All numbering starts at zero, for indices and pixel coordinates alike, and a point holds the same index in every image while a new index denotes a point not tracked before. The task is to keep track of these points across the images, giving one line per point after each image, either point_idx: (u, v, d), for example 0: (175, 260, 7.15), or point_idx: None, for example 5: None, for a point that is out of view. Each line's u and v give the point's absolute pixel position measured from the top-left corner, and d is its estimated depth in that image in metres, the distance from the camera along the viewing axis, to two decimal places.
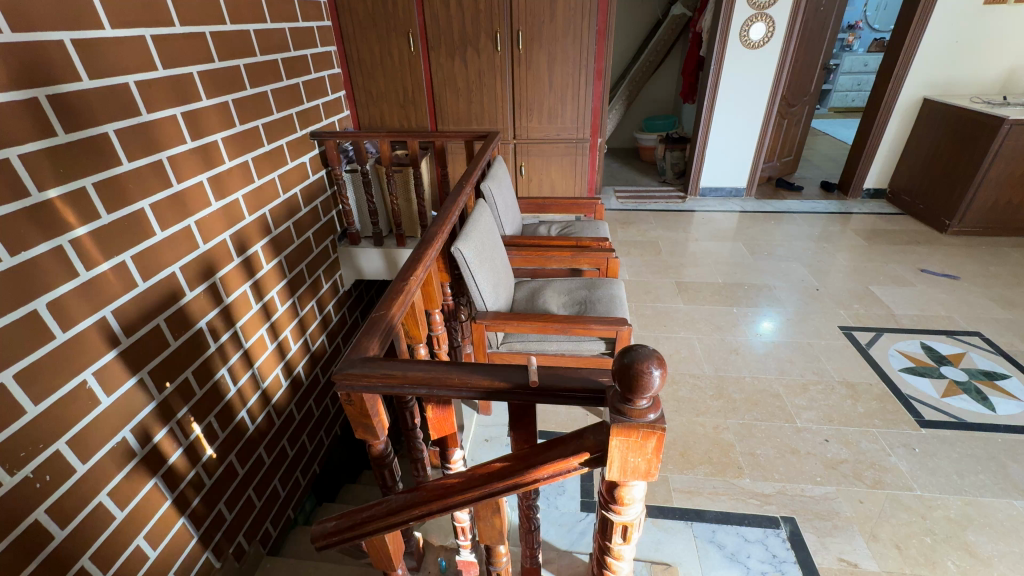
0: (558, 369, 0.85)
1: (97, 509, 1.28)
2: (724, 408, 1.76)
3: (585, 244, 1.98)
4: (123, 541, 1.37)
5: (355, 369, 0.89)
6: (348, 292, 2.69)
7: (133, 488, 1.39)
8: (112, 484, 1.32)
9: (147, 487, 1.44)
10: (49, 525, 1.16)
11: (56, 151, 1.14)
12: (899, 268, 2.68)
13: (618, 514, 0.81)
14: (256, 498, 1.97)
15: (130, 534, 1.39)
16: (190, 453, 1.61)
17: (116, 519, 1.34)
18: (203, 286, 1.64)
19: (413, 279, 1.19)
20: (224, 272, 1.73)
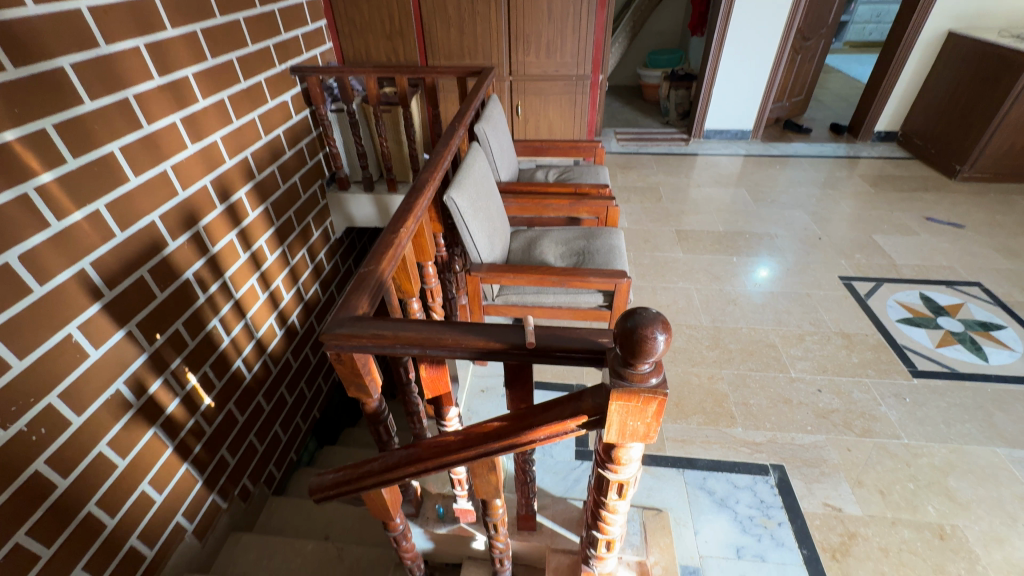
0: (557, 328, 0.82)
1: (98, 459, 1.29)
2: (720, 358, 1.77)
3: (584, 191, 1.89)
4: (128, 487, 1.39)
5: (344, 330, 0.85)
6: (340, 240, 2.61)
7: (132, 438, 1.39)
8: (111, 434, 1.32)
9: (147, 436, 1.45)
10: (50, 475, 1.17)
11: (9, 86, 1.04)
12: (904, 216, 2.62)
13: (615, 472, 0.81)
14: (258, 443, 2.01)
15: (134, 480, 1.42)
16: (187, 402, 1.60)
17: (119, 467, 1.36)
18: (186, 235, 1.56)
19: (403, 231, 1.12)
20: (207, 220, 1.64)
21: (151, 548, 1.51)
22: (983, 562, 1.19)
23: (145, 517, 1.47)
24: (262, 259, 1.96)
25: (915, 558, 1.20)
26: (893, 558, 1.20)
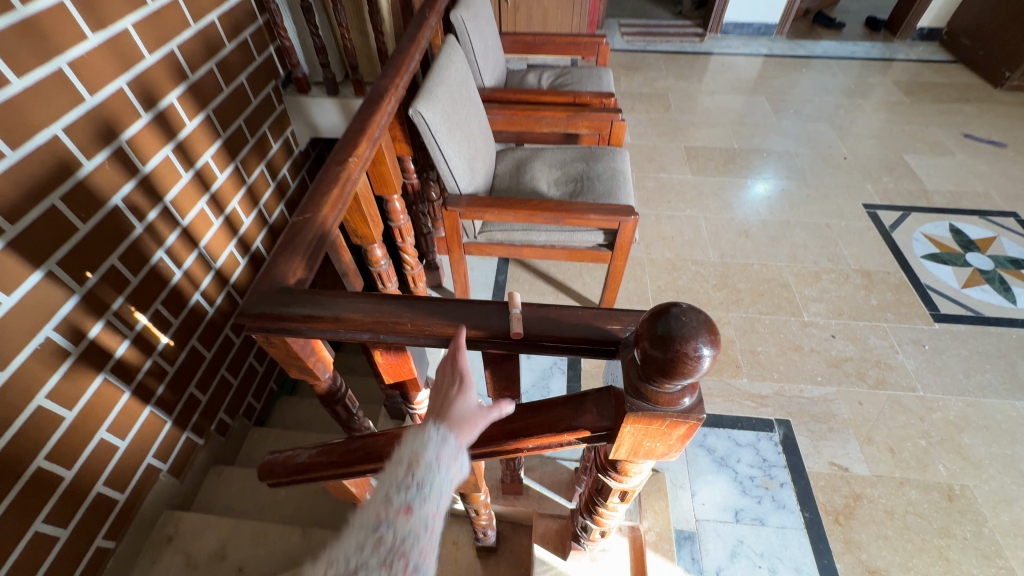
0: (556, 308, 0.61)
1: (39, 413, 1.12)
2: (728, 299, 1.60)
3: (585, 100, 1.57)
4: (84, 437, 1.25)
5: (268, 310, 0.63)
6: (304, 152, 2.23)
7: (78, 388, 1.21)
8: (49, 386, 1.14)
9: (96, 383, 1.26)
10: None
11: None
12: (940, 132, 2.33)
13: (619, 481, 0.66)
14: (232, 377, 1.84)
15: (90, 429, 1.27)
16: (141, 343, 1.39)
17: (67, 419, 1.20)
18: (104, 154, 1.22)
19: (354, 161, 0.86)
20: (131, 133, 1.29)
21: (123, 493, 1.40)
22: (989, 524, 1.13)
23: (110, 465, 1.34)
24: (211, 178, 1.61)
25: (921, 521, 1.14)
26: (898, 522, 1.14)
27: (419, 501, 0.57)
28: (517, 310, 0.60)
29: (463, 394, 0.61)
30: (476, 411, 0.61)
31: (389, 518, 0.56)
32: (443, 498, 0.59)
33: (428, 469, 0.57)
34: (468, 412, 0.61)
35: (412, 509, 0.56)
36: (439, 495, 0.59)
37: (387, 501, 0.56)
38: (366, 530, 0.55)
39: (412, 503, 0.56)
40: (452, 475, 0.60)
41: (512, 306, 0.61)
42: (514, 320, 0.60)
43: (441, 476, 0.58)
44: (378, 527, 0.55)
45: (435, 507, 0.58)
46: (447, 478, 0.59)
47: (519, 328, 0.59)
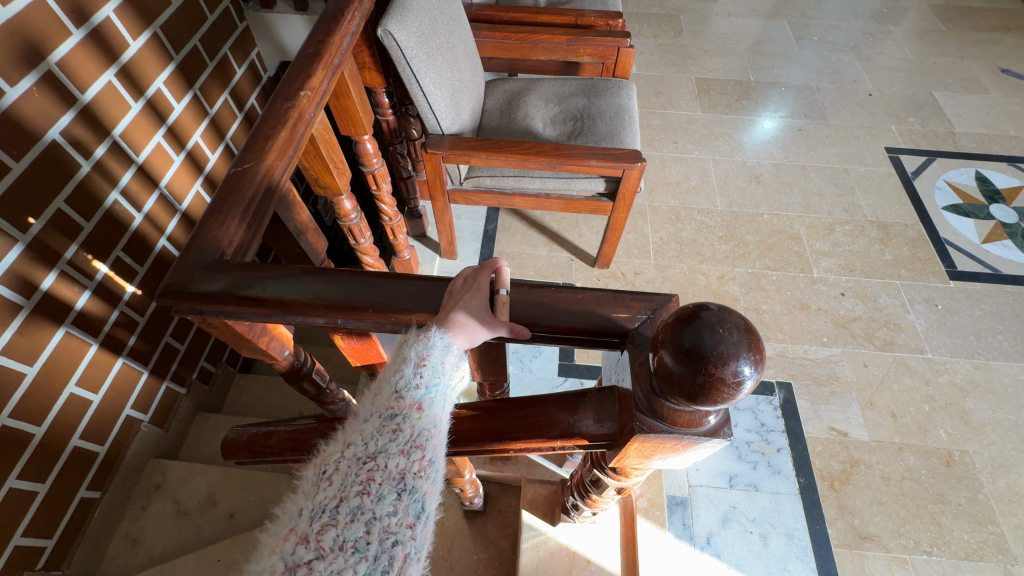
0: (560, 289, 0.51)
1: None
2: (734, 253, 1.49)
3: (588, 22, 1.36)
4: (48, 394, 1.16)
5: (202, 289, 0.51)
6: (273, 77, 1.98)
7: (34, 343, 1.11)
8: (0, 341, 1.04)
9: (57, 337, 1.16)
10: None
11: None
12: (975, 65, 2.13)
13: (618, 479, 0.59)
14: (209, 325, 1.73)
15: (56, 385, 1.18)
16: (104, 294, 1.27)
17: (27, 376, 1.10)
18: (30, 78, 1.03)
19: (308, 94, 0.70)
20: (61, 52, 1.09)
21: (103, 445, 1.34)
22: (985, 490, 1.11)
23: (84, 418, 1.27)
24: (166, 108, 1.41)
25: (916, 487, 1.11)
26: (894, 487, 1.11)
27: (433, 397, 0.54)
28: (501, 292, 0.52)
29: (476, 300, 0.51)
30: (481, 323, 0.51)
31: (403, 411, 0.52)
32: (452, 400, 0.56)
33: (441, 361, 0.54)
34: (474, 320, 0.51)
35: (426, 404, 0.53)
36: (451, 394, 0.56)
37: (398, 393, 0.53)
38: (381, 416, 0.52)
39: (426, 397, 0.53)
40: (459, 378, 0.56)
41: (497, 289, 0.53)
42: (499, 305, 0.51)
43: (451, 376, 0.54)
44: (394, 415, 0.52)
45: (448, 406, 0.56)
46: (458, 377, 0.56)
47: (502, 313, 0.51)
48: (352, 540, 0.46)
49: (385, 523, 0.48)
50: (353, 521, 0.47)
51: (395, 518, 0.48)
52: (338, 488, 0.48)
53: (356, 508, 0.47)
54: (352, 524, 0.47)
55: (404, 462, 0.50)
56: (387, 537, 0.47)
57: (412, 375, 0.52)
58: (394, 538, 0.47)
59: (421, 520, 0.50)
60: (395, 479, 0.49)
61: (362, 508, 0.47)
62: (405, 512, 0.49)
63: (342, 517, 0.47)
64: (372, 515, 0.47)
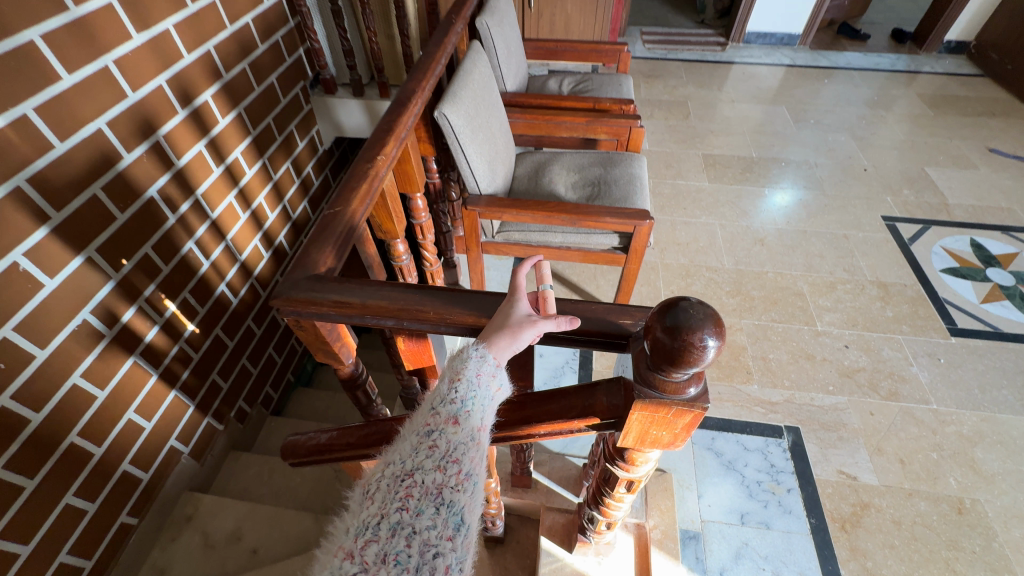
0: (567, 302, 0.65)
1: (73, 392, 1.18)
2: (741, 306, 1.61)
3: (604, 106, 1.61)
4: (112, 417, 1.31)
5: (300, 296, 0.67)
6: (328, 151, 2.29)
7: (109, 369, 1.28)
8: (84, 365, 1.20)
9: (126, 366, 1.33)
10: (19, 410, 1.07)
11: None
12: (964, 145, 2.32)
13: (626, 470, 0.69)
14: (251, 366, 1.89)
15: (118, 410, 1.32)
16: (169, 329, 1.45)
17: (98, 399, 1.26)
18: (143, 147, 1.29)
19: (382, 159, 0.90)
20: (168, 128, 1.36)
21: (147, 472, 1.45)
22: (999, 539, 1.13)
23: (136, 443, 1.40)
24: (240, 173, 1.68)
25: (928, 532, 1.14)
26: (905, 532, 1.14)
27: (465, 414, 0.62)
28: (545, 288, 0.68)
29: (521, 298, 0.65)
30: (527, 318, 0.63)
31: (439, 427, 0.61)
32: (487, 413, 0.65)
33: (472, 381, 0.63)
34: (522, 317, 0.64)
35: (460, 420, 0.62)
36: (483, 410, 0.64)
37: (435, 412, 0.62)
38: (418, 436, 0.60)
39: (459, 414, 0.62)
40: (495, 391, 0.64)
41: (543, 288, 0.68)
42: (545, 303, 0.66)
43: (484, 389, 0.64)
44: (431, 433, 0.60)
45: (481, 421, 0.64)
46: (489, 393, 0.64)
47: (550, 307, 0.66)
48: (394, 552, 0.54)
49: (425, 536, 0.56)
50: (394, 535, 0.55)
51: (435, 531, 0.56)
52: (380, 505, 0.57)
53: (397, 523, 0.56)
54: (393, 538, 0.55)
55: (441, 477, 0.58)
56: (427, 548, 0.55)
57: (450, 391, 0.62)
58: (434, 550, 0.56)
59: (459, 532, 0.58)
60: (432, 495, 0.57)
61: (403, 523, 0.56)
62: (443, 525, 0.57)
63: (384, 532, 0.55)
64: (412, 529, 0.56)
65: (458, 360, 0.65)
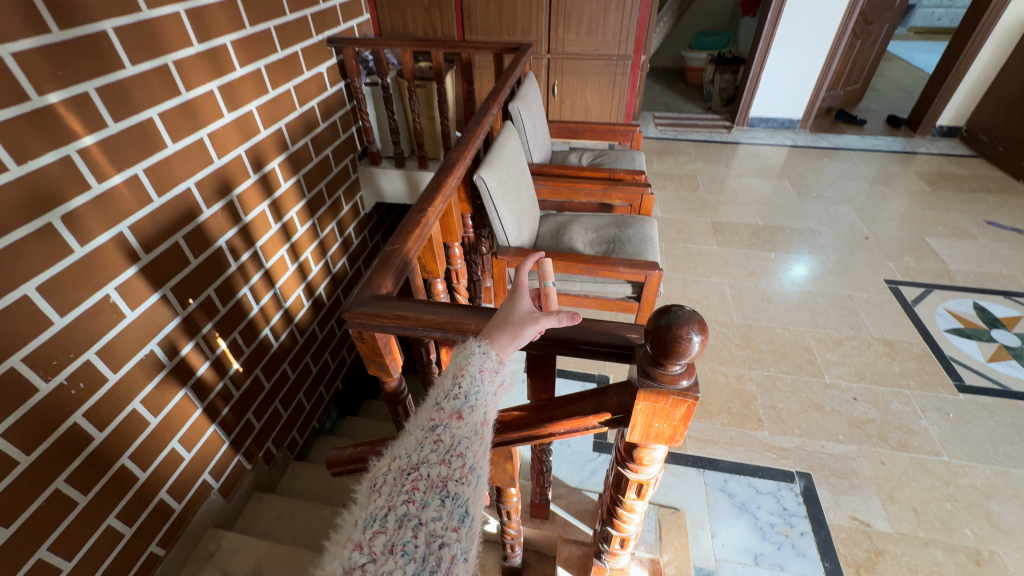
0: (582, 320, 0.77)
1: (131, 416, 1.30)
2: (750, 358, 1.71)
3: (619, 176, 1.83)
4: (158, 443, 1.40)
5: (366, 309, 0.82)
6: (369, 215, 2.55)
7: (164, 398, 1.40)
8: (144, 392, 1.33)
9: (178, 397, 1.45)
10: (87, 427, 1.19)
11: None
12: (962, 218, 2.46)
13: (635, 472, 0.78)
14: (282, 410, 2.00)
15: (165, 438, 1.43)
16: (217, 366, 1.59)
17: (150, 425, 1.37)
18: (220, 204, 1.53)
19: (431, 209, 1.09)
20: (241, 189, 1.61)
21: (180, 502, 1.52)
22: None
23: (175, 472, 1.48)
24: (293, 230, 1.91)
25: None
26: None
27: (469, 409, 0.62)
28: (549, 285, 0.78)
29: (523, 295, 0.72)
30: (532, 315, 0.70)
31: (444, 421, 0.61)
32: (489, 409, 0.65)
33: (475, 377, 0.64)
34: (526, 314, 0.71)
35: (463, 414, 0.62)
36: (485, 407, 0.65)
37: (439, 407, 0.62)
38: (423, 430, 0.60)
39: (463, 409, 0.62)
40: (497, 385, 0.66)
41: (545, 284, 0.77)
42: (546, 297, 0.76)
43: (487, 384, 0.65)
44: (435, 427, 0.60)
45: (484, 417, 0.64)
46: (492, 388, 0.65)
47: (552, 304, 0.76)
48: (401, 544, 0.52)
49: (431, 527, 0.54)
50: (401, 527, 0.53)
51: (440, 523, 0.54)
52: (386, 498, 0.55)
53: (403, 515, 0.53)
54: (400, 530, 0.53)
55: (446, 470, 0.57)
56: (433, 540, 0.53)
57: (452, 386, 0.63)
58: (440, 541, 0.53)
59: (465, 523, 0.56)
60: (437, 487, 0.56)
61: (409, 515, 0.54)
62: (449, 516, 0.55)
63: (391, 523, 0.53)
64: (418, 520, 0.53)
65: (462, 358, 0.67)
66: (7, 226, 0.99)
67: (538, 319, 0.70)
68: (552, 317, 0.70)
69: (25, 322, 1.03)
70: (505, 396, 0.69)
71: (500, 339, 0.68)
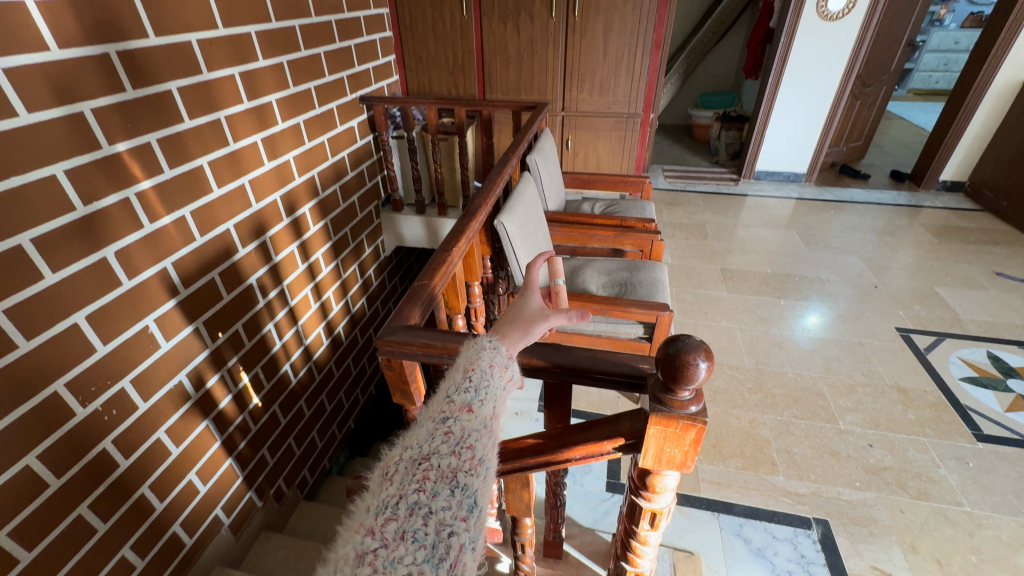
0: (597, 352, 0.81)
1: (155, 445, 1.32)
2: (763, 402, 1.72)
3: (630, 224, 1.93)
4: (177, 475, 1.41)
5: (396, 337, 0.87)
6: (389, 258, 2.67)
7: (187, 428, 1.42)
8: (169, 422, 1.36)
9: (199, 428, 1.47)
10: (114, 455, 1.20)
11: (60, 71, 1.01)
12: (971, 269, 2.50)
13: (648, 501, 0.80)
14: (295, 447, 2.00)
15: (184, 469, 1.43)
16: (238, 400, 1.63)
17: (171, 455, 1.38)
18: (254, 244, 1.63)
19: (456, 249, 1.17)
20: (274, 231, 1.72)
21: (191, 537, 1.49)
22: None
23: (189, 505, 1.47)
24: (318, 270, 2.01)
25: None
26: None
27: (478, 402, 0.63)
28: (558, 282, 0.98)
29: (535, 296, 0.83)
30: (543, 313, 0.80)
31: (454, 414, 0.60)
32: (497, 404, 0.65)
33: (485, 371, 0.66)
34: (537, 311, 0.81)
35: (473, 408, 0.62)
36: (494, 402, 0.65)
37: (449, 400, 0.62)
38: (434, 421, 0.59)
39: (473, 403, 0.62)
40: (507, 381, 0.68)
41: (556, 284, 0.96)
42: (557, 294, 0.94)
43: (497, 379, 0.66)
44: (446, 420, 0.59)
45: (493, 412, 0.64)
46: (502, 383, 0.66)
47: (563, 302, 0.94)
48: (412, 531, 0.50)
49: (441, 516, 0.51)
50: (412, 514, 0.51)
51: (450, 512, 0.52)
52: (397, 486, 0.53)
53: (414, 503, 0.51)
54: (411, 518, 0.50)
55: (456, 461, 0.56)
56: (443, 528, 0.51)
57: (463, 381, 0.64)
58: (450, 529, 0.51)
59: (474, 513, 0.54)
60: (447, 477, 0.54)
61: (420, 503, 0.51)
62: (459, 506, 0.53)
63: (402, 511, 0.51)
64: (429, 509, 0.51)
65: (473, 353, 0.69)
66: (68, 258, 1.06)
67: (548, 317, 0.80)
68: (562, 315, 0.79)
69: (73, 349, 1.08)
70: (513, 393, 0.70)
71: (511, 335, 0.78)
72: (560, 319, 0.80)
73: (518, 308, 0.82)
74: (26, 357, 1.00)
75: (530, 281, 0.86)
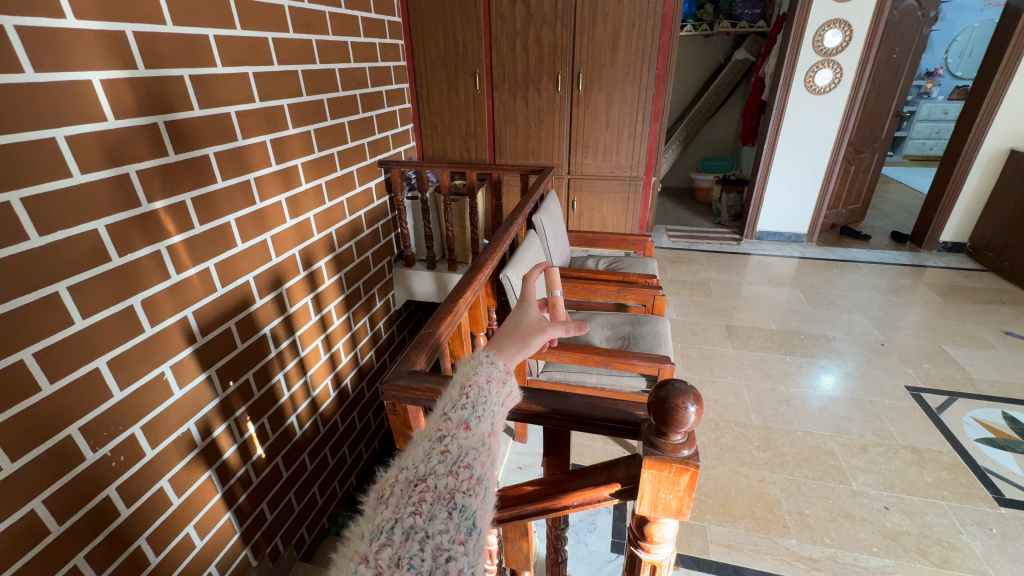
0: (595, 399, 0.83)
1: (157, 494, 1.32)
2: (772, 461, 1.68)
3: (632, 280, 1.99)
4: (174, 527, 1.39)
5: (405, 383, 0.90)
6: (399, 311, 2.74)
7: (190, 477, 1.43)
8: (173, 471, 1.37)
9: (202, 478, 1.48)
10: (116, 502, 1.21)
11: (112, 138, 1.13)
12: (980, 329, 2.49)
13: (647, 552, 0.79)
14: (295, 502, 1.96)
15: (181, 521, 1.41)
16: (243, 450, 1.64)
17: (172, 505, 1.38)
18: (271, 295, 1.70)
19: (462, 301, 1.21)
20: (291, 283, 1.80)
21: None
22: None
23: (185, 559, 1.44)
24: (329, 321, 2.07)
25: None
26: None
27: (475, 419, 0.65)
28: (556, 294, 1.01)
29: (532, 310, 0.87)
30: (540, 325, 0.84)
31: (451, 432, 0.63)
32: (495, 422, 0.67)
33: (482, 388, 0.69)
34: (535, 324, 0.84)
35: (470, 425, 0.64)
36: (491, 418, 0.67)
37: (446, 417, 0.65)
38: (431, 441, 0.61)
39: (470, 420, 0.65)
40: (504, 396, 0.72)
41: (554, 293, 0.99)
42: (557, 305, 0.96)
43: (495, 396, 0.69)
44: (443, 438, 0.62)
45: (490, 428, 0.66)
46: (498, 399, 0.70)
47: (563, 314, 0.96)
48: (407, 557, 0.51)
49: (438, 540, 0.53)
50: (407, 539, 0.52)
51: (447, 536, 0.54)
52: (393, 509, 0.55)
53: (410, 528, 0.53)
54: (407, 543, 0.52)
55: (453, 481, 0.58)
56: (440, 553, 0.53)
57: (460, 398, 0.67)
58: (447, 554, 0.53)
59: (472, 536, 0.56)
60: (444, 499, 0.56)
61: (416, 528, 0.53)
62: (456, 530, 0.55)
63: (397, 536, 0.53)
64: (425, 533, 0.53)
65: (470, 369, 0.72)
66: (97, 306, 1.13)
67: (545, 329, 0.84)
68: (559, 327, 0.83)
69: (91, 392, 1.13)
70: (510, 408, 0.74)
71: (509, 348, 0.80)
72: (558, 331, 0.84)
73: (516, 322, 0.85)
74: (46, 399, 1.04)
75: (526, 295, 0.90)
